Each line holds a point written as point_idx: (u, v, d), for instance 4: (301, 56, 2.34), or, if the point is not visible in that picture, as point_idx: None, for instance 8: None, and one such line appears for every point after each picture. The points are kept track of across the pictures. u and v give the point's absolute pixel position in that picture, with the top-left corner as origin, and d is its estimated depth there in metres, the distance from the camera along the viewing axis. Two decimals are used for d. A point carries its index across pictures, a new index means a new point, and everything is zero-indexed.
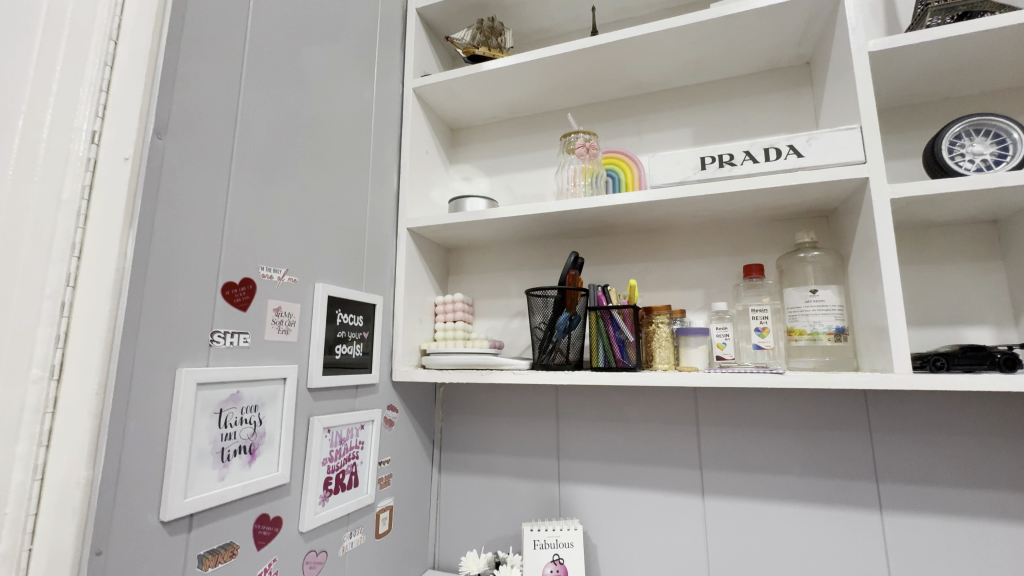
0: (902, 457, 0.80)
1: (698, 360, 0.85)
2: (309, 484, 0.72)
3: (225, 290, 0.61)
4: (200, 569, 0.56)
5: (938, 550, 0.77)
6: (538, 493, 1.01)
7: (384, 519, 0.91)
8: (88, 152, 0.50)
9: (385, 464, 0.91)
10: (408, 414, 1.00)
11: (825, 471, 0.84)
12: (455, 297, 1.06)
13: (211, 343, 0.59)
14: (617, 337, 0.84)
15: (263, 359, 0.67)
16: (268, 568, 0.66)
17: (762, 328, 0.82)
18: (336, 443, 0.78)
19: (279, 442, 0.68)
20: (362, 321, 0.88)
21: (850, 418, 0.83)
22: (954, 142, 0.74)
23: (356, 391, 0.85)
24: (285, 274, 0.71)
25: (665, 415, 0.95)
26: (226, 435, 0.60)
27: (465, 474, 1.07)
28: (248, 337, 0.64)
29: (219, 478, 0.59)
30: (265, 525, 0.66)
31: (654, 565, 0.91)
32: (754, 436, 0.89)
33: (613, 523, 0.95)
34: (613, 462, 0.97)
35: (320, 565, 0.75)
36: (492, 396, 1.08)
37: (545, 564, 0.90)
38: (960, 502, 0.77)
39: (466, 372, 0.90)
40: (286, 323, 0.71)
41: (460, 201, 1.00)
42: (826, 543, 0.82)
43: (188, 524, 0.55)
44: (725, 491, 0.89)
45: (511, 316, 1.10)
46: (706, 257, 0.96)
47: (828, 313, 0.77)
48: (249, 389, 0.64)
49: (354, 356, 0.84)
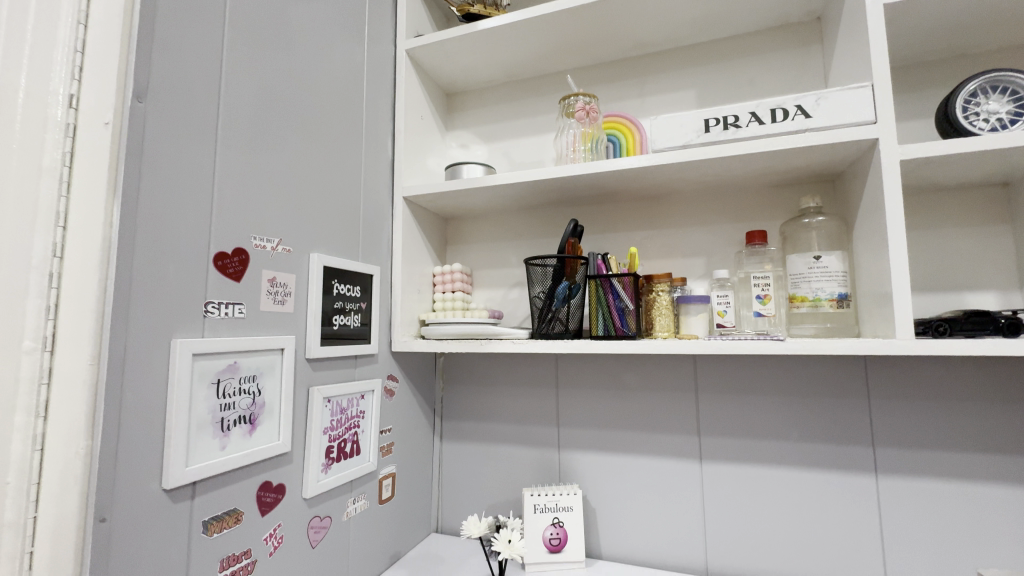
0: (899, 422, 0.81)
1: (697, 327, 0.84)
2: (312, 453, 0.73)
3: (217, 261, 0.60)
4: (205, 534, 0.57)
5: (930, 512, 0.78)
6: (538, 460, 1.03)
7: (387, 486, 0.93)
8: (67, 117, 0.48)
9: (387, 433, 0.92)
10: (409, 385, 1.00)
11: (822, 437, 0.85)
12: (454, 267, 1.05)
13: (206, 314, 0.58)
14: (617, 306, 0.84)
15: (259, 329, 0.66)
16: (273, 533, 0.67)
17: (764, 295, 0.81)
18: (336, 413, 0.79)
19: (279, 412, 0.68)
20: (360, 292, 0.87)
21: (848, 385, 0.84)
22: (968, 101, 0.71)
23: (356, 362, 0.85)
24: (279, 244, 0.70)
25: (664, 383, 0.95)
26: (225, 405, 0.60)
27: (466, 442, 1.09)
28: (244, 307, 0.64)
29: (220, 447, 0.59)
30: (269, 492, 0.67)
31: (651, 527, 0.93)
32: (753, 402, 0.89)
33: (611, 488, 0.97)
34: (613, 429, 0.98)
35: (325, 530, 0.76)
36: (492, 366, 1.09)
37: (546, 527, 0.92)
38: (954, 465, 0.78)
39: (466, 342, 0.90)
40: (282, 293, 0.70)
41: (457, 168, 0.98)
42: (820, 506, 0.84)
43: (191, 492, 0.56)
44: (723, 456, 0.90)
45: (510, 286, 1.09)
46: (708, 224, 0.94)
47: (831, 280, 0.76)
48: (247, 360, 0.63)
49: (353, 327, 0.84)
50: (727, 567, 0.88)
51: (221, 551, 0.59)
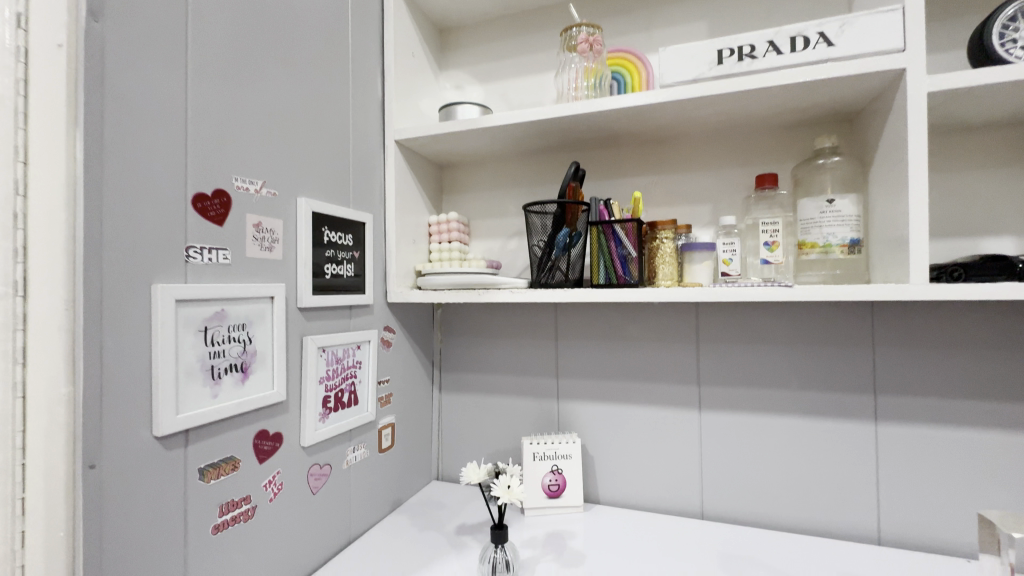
0: (902, 370, 0.80)
1: (701, 276, 0.80)
2: (308, 402, 0.72)
3: (197, 203, 0.57)
4: (202, 481, 0.57)
5: (927, 458, 0.79)
6: (537, 410, 1.03)
7: (387, 435, 0.93)
8: (16, 38, 0.43)
9: (385, 384, 0.92)
10: (406, 336, 0.99)
11: (823, 385, 0.84)
12: (449, 217, 1.01)
13: (187, 259, 0.55)
14: (619, 253, 0.81)
15: (246, 276, 0.63)
16: (272, 479, 0.67)
17: (772, 242, 0.78)
18: (332, 363, 0.77)
19: (272, 361, 0.66)
20: (352, 241, 0.83)
21: (853, 333, 0.82)
22: (1007, 26, 0.65)
23: (351, 313, 0.83)
24: (263, 187, 0.66)
25: (666, 333, 0.93)
26: (215, 353, 0.58)
27: (465, 393, 1.09)
28: (229, 253, 0.61)
29: (211, 396, 0.58)
30: (266, 440, 0.66)
31: (649, 473, 0.95)
32: (755, 352, 0.88)
33: (610, 436, 0.98)
34: (613, 380, 0.97)
35: (325, 477, 0.77)
36: (490, 318, 1.07)
37: (545, 475, 0.93)
38: (955, 411, 0.77)
39: (463, 293, 0.87)
40: (269, 240, 0.67)
41: (451, 109, 0.92)
42: (818, 452, 0.84)
43: (184, 439, 0.55)
44: (722, 405, 0.90)
45: (509, 235, 1.05)
46: (716, 168, 0.90)
47: (843, 225, 0.73)
48: (235, 308, 0.61)
49: (346, 277, 0.81)
50: (722, 510, 0.90)
51: (220, 496, 0.59)
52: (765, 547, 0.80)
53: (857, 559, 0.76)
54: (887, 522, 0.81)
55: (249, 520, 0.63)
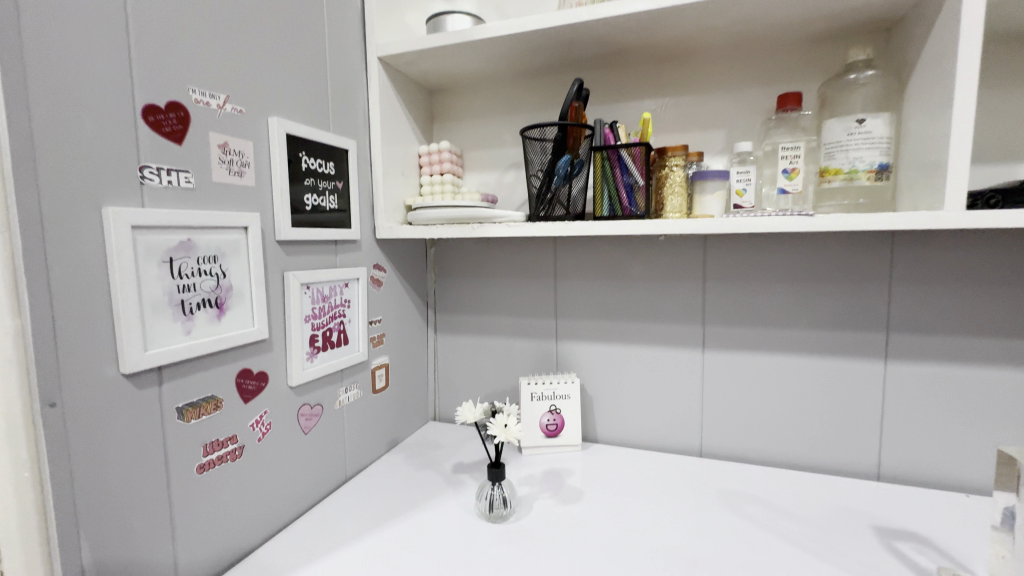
0: (919, 306, 0.76)
1: (713, 208, 0.74)
2: (294, 341, 0.68)
3: (149, 116, 0.50)
4: (181, 421, 0.54)
5: (936, 396, 0.76)
6: (535, 351, 1.00)
7: (381, 376, 0.90)
8: None
9: (376, 324, 0.88)
10: (397, 276, 0.94)
11: (834, 323, 0.80)
12: (441, 146, 0.94)
13: (143, 181, 0.49)
14: (625, 182, 0.74)
15: (215, 203, 0.57)
16: (260, 419, 0.65)
17: (791, 169, 0.72)
18: (318, 301, 0.73)
19: (251, 297, 0.62)
20: (334, 170, 0.76)
21: (870, 268, 0.77)
22: None
23: (336, 248, 0.77)
24: (226, 103, 0.59)
25: (671, 270, 0.89)
26: (184, 286, 0.53)
27: (461, 334, 1.06)
28: (192, 177, 0.54)
29: (184, 332, 0.53)
30: (250, 380, 0.63)
31: (648, 413, 0.93)
32: (764, 289, 0.84)
33: (610, 377, 0.95)
34: (614, 320, 0.94)
35: (317, 417, 0.74)
36: (486, 256, 1.02)
37: (543, 414, 0.92)
38: (972, 349, 0.74)
39: (456, 227, 0.82)
40: (239, 164, 0.60)
41: (440, 20, 0.82)
42: (823, 392, 0.82)
43: (158, 378, 0.52)
44: (727, 344, 0.87)
45: (505, 168, 0.98)
46: (733, 89, 0.81)
47: (873, 147, 0.66)
48: (204, 238, 0.55)
49: (329, 209, 0.75)
50: (721, 448, 0.89)
51: (203, 436, 0.57)
52: (763, 484, 0.80)
53: (855, 494, 0.76)
54: (888, 459, 0.80)
55: (236, 460, 0.61)
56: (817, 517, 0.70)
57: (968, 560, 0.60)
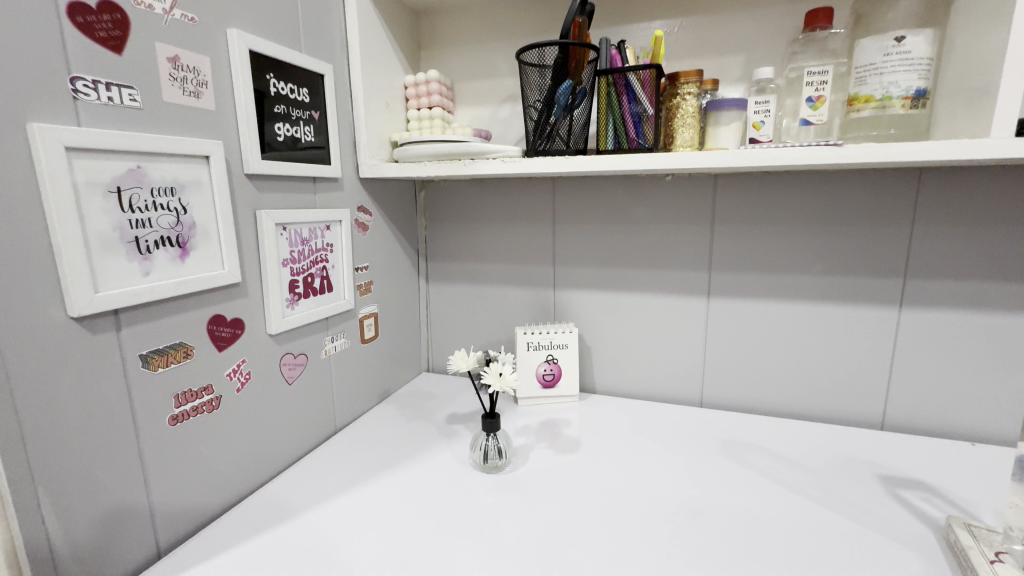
0: (942, 249, 0.71)
1: (728, 140, 0.67)
2: (270, 286, 0.63)
3: (76, 16, 0.42)
4: (147, 368, 0.50)
5: (951, 344, 0.73)
6: (531, 300, 0.96)
7: (370, 326, 0.86)
8: None
9: (363, 271, 0.83)
10: (385, 219, 0.88)
11: (848, 269, 0.76)
12: (429, 75, 0.85)
13: (76, 95, 0.42)
14: (632, 111, 0.67)
15: (169, 127, 0.50)
16: (238, 368, 0.60)
17: (816, 98, 0.65)
18: (296, 244, 0.67)
19: (218, 236, 0.56)
20: (309, 97, 0.68)
21: (893, 209, 0.72)
22: None
23: (315, 187, 0.71)
24: (174, 8, 0.50)
25: (677, 213, 0.83)
26: (138, 222, 0.48)
27: (454, 283, 1.01)
28: (137, 94, 0.47)
29: (142, 273, 0.48)
30: (223, 326, 0.58)
31: (648, 362, 0.90)
32: (776, 232, 0.78)
33: (609, 327, 0.92)
34: (615, 267, 0.89)
35: (301, 367, 0.70)
36: (480, 200, 0.95)
37: (539, 364, 0.89)
38: (993, 295, 0.70)
39: (446, 164, 0.75)
40: (194, 83, 0.52)
41: None
42: (832, 340, 0.79)
43: (115, 322, 0.47)
44: (733, 292, 0.83)
45: (500, 101, 0.90)
46: (756, 6, 0.73)
47: (910, 70, 0.59)
48: (158, 167, 0.49)
49: (305, 142, 0.68)
50: (721, 398, 0.87)
51: (174, 386, 0.53)
52: (764, 433, 0.78)
53: (859, 443, 0.74)
54: (894, 408, 0.78)
55: (213, 411, 0.57)
56: (819, 466, 0.68)
57: (974, 508, 0.59)
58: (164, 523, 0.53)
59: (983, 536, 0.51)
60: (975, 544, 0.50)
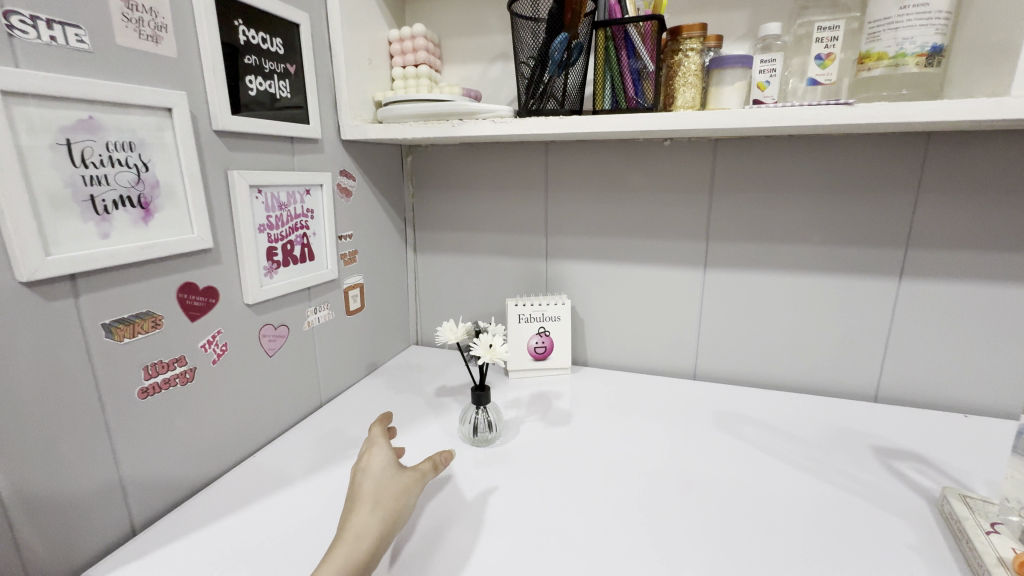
0: (946, 219, 0.69)
1: (730, 101, 0.63)
2: (245, 252, 0.59)
3: None
4: (112, 338, 0.46)
5: (949, 316, 0.72)
6: (523, 271, 0.93)
7: (355, 297, 0.83)
8: None
9: (347, 240, 0.79)
10: (369, 185, 0.84)
11: (850, 238, 0.73)
12: (415, 30, 0.80)
13: (11, 33, 0.38)
14: (631, 68, 0.63)
15: (124, 75, 0.45)
16: (213, 339, 0.57)
17: (825, 56, 0.62)
18: (274, 209, 0.63)
19: (185, 198, 0.52)
20: (283, 49, 0.63)
21: (898, 176, 0.69)
22: None
23: (293, 148, 0.66)
24: None
25: (675, 180, 0.80)
26: (93, 179, 0.43)
27: (443, 254, 0.97)
28: (85, 36, 0.42)
29: (100, 235, 0.44)
30: (195, 295, 0.54)
31: (641, 335, 0.88)
32: (777, 201, 0.75)
33: (603, 299, 0.89)
34: (608, 237, 0.86)
35: (282, 339, 0.67)
36: (470, 166, 0.91)
37: (531, 337, 0.86)
38: (994, 265, 0.68)
39: (432, 125, 0.70)
40: (152, 26, 0.47)
41: None
42: (829, 312, 0.77)
43: (72, 289, 0.43)
44: (731, 262, 0.80)
45: (491, 60, 0.84)
46: None
47: (927, 26, 0.55)
48: (113, 119, 0.45)
49: (280, 98, 0.63)
50: (715, 371, 0.86)
51: (142, 357, 0.49)
52: (758, 405, 0.77)
53: (853, 415, 0.73)
54: (888, 379, 0.77)
55: (187, 383, 0.54)
56: (813, 437, 0.68)
57: (967, 478, 0.58)
58: (137, 499, 0.51)
59: (979, 507, 0.50)
60: (970, 515, 0.49)
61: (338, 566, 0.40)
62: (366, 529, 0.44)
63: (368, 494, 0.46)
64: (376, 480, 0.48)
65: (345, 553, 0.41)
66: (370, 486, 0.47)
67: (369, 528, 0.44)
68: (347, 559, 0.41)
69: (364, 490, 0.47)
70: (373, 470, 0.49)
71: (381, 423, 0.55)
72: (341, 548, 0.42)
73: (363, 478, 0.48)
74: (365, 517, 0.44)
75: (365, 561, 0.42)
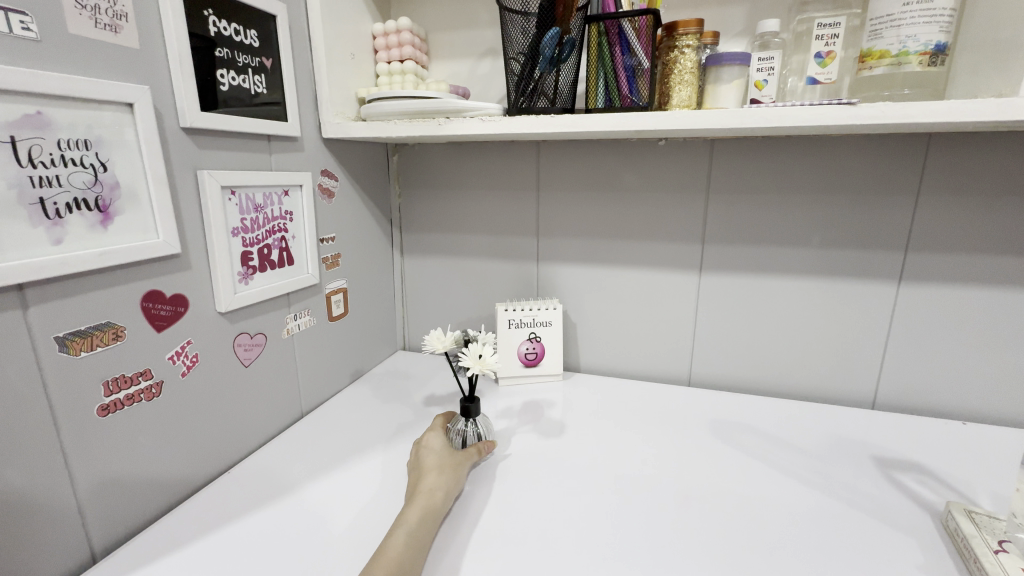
0: (945, 222, 0.67)
1: (728, 100, 0.61)
2: (217, 258, 0.56)
3: None
4: (67, 353, 0.43)
5: (948, 321, 0.70)
6: (514, 274, 0.90)
7: (338, 302, 0.79)
8: None
9: (329, 243, 0.76)
10: (353, 186, 0.80)
11: (848, 242, 0.72)
12: (401, 24, 0.76)
13: None
14: (626, 65, 0.61)
15: (76, 66, 0.42)
16: (183, 350, 0.54)
17: (825, 55, 0.59)
18: (249, 211, 0.60)
19: (149, 200, 0.48)
20: (259, 42, 0.59)
21: (898, 178, 0.68)
22: None
23: (270, 147, 0.63)
24: None
25: (671, 181, 0.77)
26: (43, 181, 0.40)
27: (431, 256, 0.94)
28: (31, 23, 0.39)
29: (53, 241, 0.41)
30: (162, 304, 0.51)
31: (635, 340, 0.86)
32: (774, 203, 0.73)
33: (596, 303, 0.87)
34: (602, 239, 0.83)
35: (259, 348, 0.64)
36: (458, 166, 0.88)
37: (521, 343, 0.84)
38: (995, 270, 0.67)
39: (418, 123, 0.67)
40: (110, 15, 0.44)
41: None
42: (827, 317, 0.76)
43: (21, 300, 0.40)
44: (727, 266, 0.78)
45: (480, 55, 0.81)
46: None
47: (931, 23, 0.52)
48: (66, 114, 0.41)
49: (256, 94, 0.60)
50: (710, 377, 0.84)
51: (101, 372, 0.46)
52: (754, 413, 0.75)
53: (850, 422, 0.72)
54: (886, 386, 0.75)
55: (154, 398, 0.51)
56: (812, 447, 0.66)
57: (970, 490, 0.57)
58: (99, 524, 0.47)
59: (985, 523, 0.49)
60: (978, 532, 0.47)
61: (422, 506, 0.49)
62: (437, 484, 0.53)
63: (433, 462, 0.56)
64: (438, 454, 0.57)
65: (425, 500, 0.50)
66: (434, 457, 0.57)
67: (439, 484, 0.53)
68: (428, 503, 0.50)
69: (430, 460, 0.56)
70: (433, 448, 0.58)
71: (439, 418, 0.66)
72: (421, 496, 0.50)
73: (427, 453, 0.58)
74: (435, 477, 0.53)
75: (440, 507, 0.51)
